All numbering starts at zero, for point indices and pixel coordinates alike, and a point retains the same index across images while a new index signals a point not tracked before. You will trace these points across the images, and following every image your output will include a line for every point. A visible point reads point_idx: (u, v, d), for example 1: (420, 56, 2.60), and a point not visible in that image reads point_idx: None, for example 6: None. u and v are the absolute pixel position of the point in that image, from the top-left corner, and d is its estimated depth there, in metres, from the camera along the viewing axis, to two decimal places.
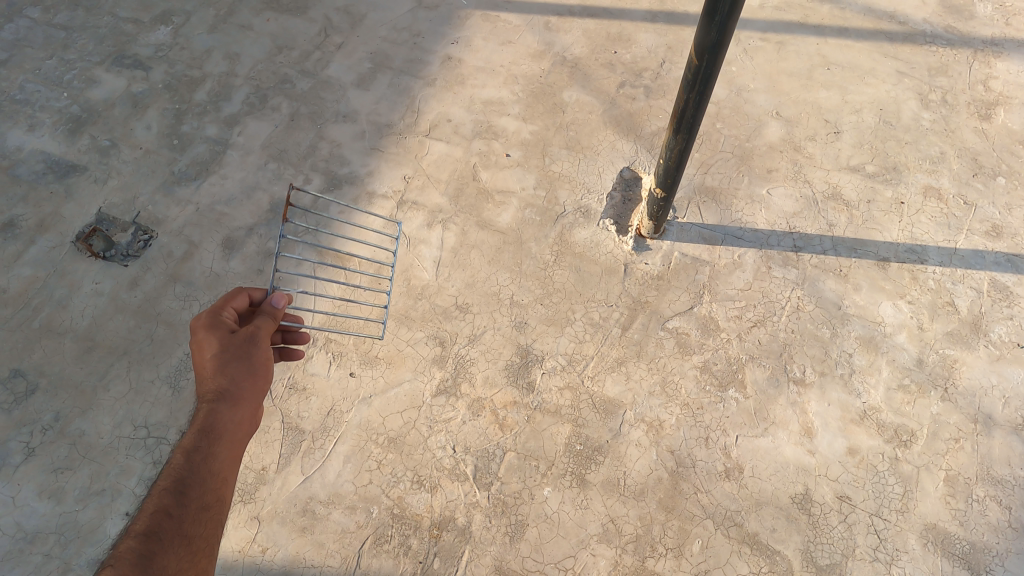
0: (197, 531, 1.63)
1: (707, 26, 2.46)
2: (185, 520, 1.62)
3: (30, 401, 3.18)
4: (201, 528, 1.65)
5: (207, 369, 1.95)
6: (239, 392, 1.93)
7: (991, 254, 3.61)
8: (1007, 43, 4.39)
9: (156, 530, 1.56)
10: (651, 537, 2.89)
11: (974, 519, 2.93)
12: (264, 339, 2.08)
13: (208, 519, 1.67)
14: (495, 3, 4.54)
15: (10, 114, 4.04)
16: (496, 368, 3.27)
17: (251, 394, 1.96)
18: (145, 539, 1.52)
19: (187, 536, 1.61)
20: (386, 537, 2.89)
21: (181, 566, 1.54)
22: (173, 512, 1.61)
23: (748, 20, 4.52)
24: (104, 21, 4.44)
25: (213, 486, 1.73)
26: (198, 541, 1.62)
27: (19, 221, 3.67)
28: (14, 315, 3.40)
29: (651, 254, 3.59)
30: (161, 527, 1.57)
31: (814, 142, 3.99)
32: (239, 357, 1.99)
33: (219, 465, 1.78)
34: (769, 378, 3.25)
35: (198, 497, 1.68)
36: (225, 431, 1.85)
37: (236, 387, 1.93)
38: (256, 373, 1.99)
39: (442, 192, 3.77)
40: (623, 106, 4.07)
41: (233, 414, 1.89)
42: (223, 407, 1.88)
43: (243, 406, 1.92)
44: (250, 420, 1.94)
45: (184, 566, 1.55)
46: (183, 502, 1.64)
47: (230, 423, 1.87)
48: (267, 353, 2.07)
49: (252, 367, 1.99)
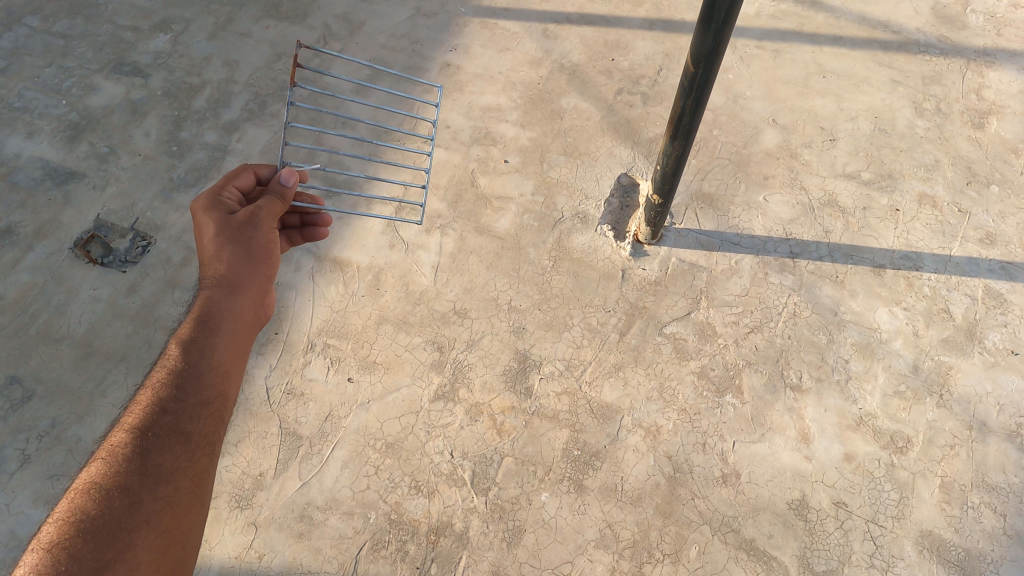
0: (194, 427, 1.78)
1: (704, 33, 2.48)
2: (182, 413, 1.78)
3: (26, 407, 3.17)
4: (199, 420, 1.81)
5: (210, 253, 2.10)
6: (238, 281, 2.07)
7: (986, 261, 3.63)
8: (999, 53, 4.43)
9: (152, 421, 1.73)
10: (649, 542, 2.89)
11: (970, 525, 2.94)
12: (266, 220, 2.16)
13: (207, 413, 1.83)
14: (494, 11, 4.57)
15: (9, 122, 4.04)
16: (494, 373, 3.27)
17: (250, 282, 2.10)
18: (142, 432, 1.70)
19: (184, 430, 1.76)
20: (384, 543, 2.89)
21: (180, 457, 1.73)
22: (170, 407, 1.77)
23: (744, 28, 4.55)
24: (103, 29, 4.45)
25: (212, 381, 1.89)
26: (196, 438, 1.77)
27: (17, 228, 3.67)
28: (12, 322, 3.39)
29: (649, 260, 3.60)
30: (158, 422, 1.73)
31: (810, 149, 4.01)
32: (240, 243, 2.11)
33: (217, 357, 1.94)
34: (766, 384, 3.26)
35: (195, 391, 1.84)
36: (224, 319, 2.01)
37: (233, 275, 2.07)
38: (255, 260, 2.13)
39: (441, 198, 3.78)
40: (620, 113, 4.10)
41: (230, 303, 2.04)
42: (220, 298, 2.03)
43: (241, 294, 2.07)
44: (251, 305, 2.10)
45: (183, 457, 1.73)
46: (180, 396, 1.80)
47: (228, 313, 2.02)
48: (269, 234, 2.17)
49: (250, 254, 2.12)
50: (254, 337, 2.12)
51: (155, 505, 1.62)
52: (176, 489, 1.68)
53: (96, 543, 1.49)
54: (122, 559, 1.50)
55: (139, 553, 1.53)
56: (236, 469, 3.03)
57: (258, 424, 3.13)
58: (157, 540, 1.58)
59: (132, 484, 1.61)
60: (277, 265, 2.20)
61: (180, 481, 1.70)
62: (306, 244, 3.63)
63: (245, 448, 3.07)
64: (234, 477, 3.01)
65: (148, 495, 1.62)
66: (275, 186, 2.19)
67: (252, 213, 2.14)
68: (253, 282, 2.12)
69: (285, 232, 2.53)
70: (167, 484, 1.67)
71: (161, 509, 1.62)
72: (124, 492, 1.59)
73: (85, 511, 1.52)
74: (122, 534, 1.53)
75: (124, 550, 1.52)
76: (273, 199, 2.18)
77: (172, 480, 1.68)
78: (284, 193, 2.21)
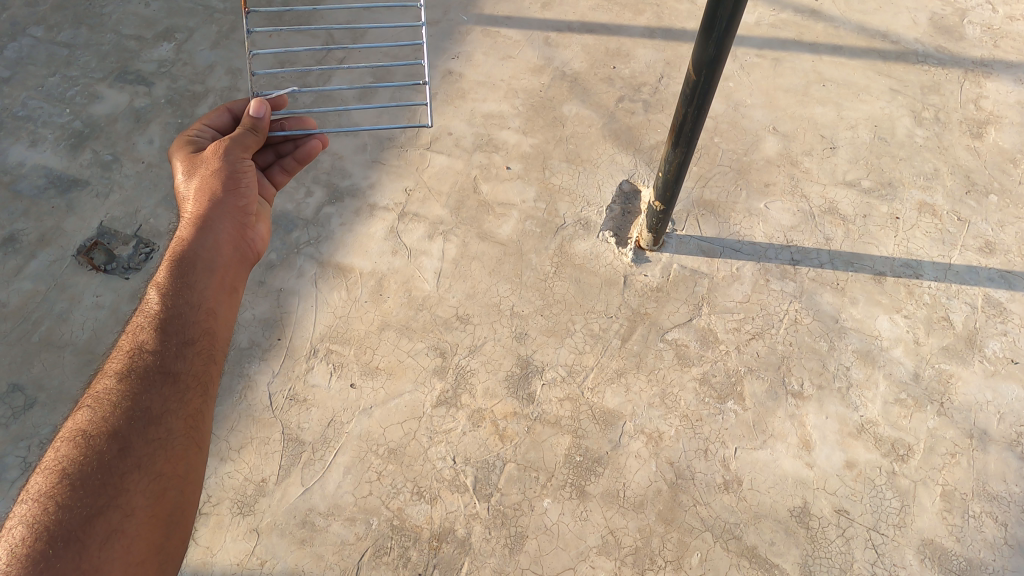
0: (181, 367, 1.78)
1: (705, 43, 2.50)
2: (166, 354, 1.78)
3: (29, 415, 3.17)
4: (185, 360, 1.79)
5: (184, 193, 2.14)
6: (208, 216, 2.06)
7: (985, 270, 3.64)
8: (997, 64, 4.47)
9: (135, 366, 1.73)
10: (651, 549, 2.89)
11: (971, 535, 2.93)
12: (233, 152, 2.18)
13: (193, 353, 1.82)
14: (496, 19, 4.60)
15: (12, 131, 4.06)
16: (496, 379, 3.27)
17: (221, 217, 2.09)
18: (126, 376, 1.70)
19: (170, 371, 1.76)
20: (386, 549, 2.88)
21: (169, 398, 1.71)
22: (152, 348, 1.77)
23: (745, 36, 4.58)
24: (107, 38, 4.48)
25: (196, 319, 1.87)
26: (185, 378, 1.76)
27: (20, 236, 3.68)
28: (14, 329, 3.39)
29: (651, 266, 3.62)
30: (142, 365, 1.74)
31: (810, 157, 4.04)
32: (207, 178, 2.13)
33: (198, 294, 1.92)
34: (767, 390, 3.26)
35: (177, 331, 1.83)
36: (200, 256, 1.99)
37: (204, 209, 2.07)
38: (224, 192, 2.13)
39: (443, 204, 3.80)
40: (622, 120, 4.12)
41: (204, 239, 2.02)
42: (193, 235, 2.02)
43: (214, 227, 2.06)
44: (227, 239, 2.08)
45: (173, 399, 1.72)
46: (162, 337, 1.80)
47: (203, 250, 2.00)
48: (238, 164, 2.19)
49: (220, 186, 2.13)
50: (241, 273, 2.10)
51: (148, 448, 1.62)
52: (168, 431, 1.67)
53: (86, 490, 1.50)
54: (115, 506, 1.50)
55: (133, 498, 1.53)
56: (238, 475, 3.02)
57: (261, 430, 3.13)
58: (151, 485, 1.57)
59: (121, 430, 1.61)
60: (251, 197, 2.20)
61: (172, 423, 1.68)
62: (309, 251, 3.64)
63: (248, 453, 3.07)
64: (236, 483, 3.00)
65: (138, 440, 1.62)
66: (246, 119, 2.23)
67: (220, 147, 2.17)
68: (225, 213, 2.11)
69: (277, 165, 2.49)
70: (157, 426, 1.66)
71: (154, 453, 1.62)
72: (112, 438, 1.59)
73: (72, 458, 1.53)
74: (113, 480, 1.53)
75: (117, 496, 1.52)
76: (242, 132, 2.21)
77: (163, 422, 1.67)
78: (257, 126, 2.24)
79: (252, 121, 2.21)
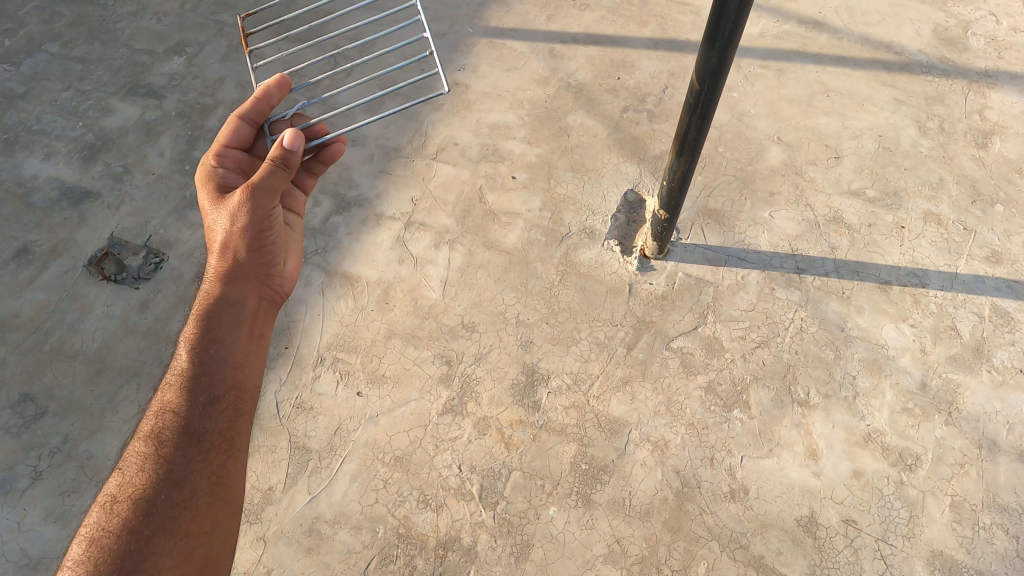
0: (207, 427, 1.79)
1: (709, 51, 2.52)
2: (192, 415, 1.80)
3: (40, 424, 3.19)
4: (211, 419, 1.80)
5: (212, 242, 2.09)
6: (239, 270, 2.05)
7: (992, 280, 3.64)
8: (1001, 75, 4.48)
9: (165, 431, 1.77)
10: (657, 558, 2.88)
11: (982, 546, 2.91)
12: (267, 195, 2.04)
13: (217, 411, 1.82)
14: (501, 32, 4.65)
15: (26, 144, 4.12)
16: (501, 387, 3.28)
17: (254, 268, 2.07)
18: (154, 440, 1.75)
19: (196, 432, 1.77)
20: (392, 558, 2.88)
21: (193, 460, 1.74)
22: (179, 411, 1.80)
23: (748, 48, 4.62)
24: (120, 53, 4.55)
25: (223, 376, 1.88)
26: (209, 437, 1.78)
27: (33, 247, 3.72)
28: (26, 339, 3.42)
29: (656, 275, 3.63)
30: (168, 427, 1.77)
31: (815, 166, 4.05)
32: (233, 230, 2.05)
33: (225, 349, 1.92)
34: (773, 399, 3.26)
35: (204, 390, 1.84)
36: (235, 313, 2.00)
37: (236, 265, 2.06)
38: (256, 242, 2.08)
39: (449, 213, 3.83)
40: (627, 130, 4.15)
41: (233, 293, 2.02)
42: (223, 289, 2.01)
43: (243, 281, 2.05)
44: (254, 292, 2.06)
45: (196, 459, 1.74)
46: (187, 398, 1.82)
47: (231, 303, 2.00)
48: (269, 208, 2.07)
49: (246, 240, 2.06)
50: (271, 320, 2.12)
51: (172, 509, 1.65)
52: (193, 491, 1.69)
53: (111, 555, 1.54)
54: (140, 568, 1.54)
55: (159, 560, 1.56)
56: (245, 484, 3.03)
57: (268, 438, 3.15)
58: (177, 545, 1.59)
59: (147, 495, 1.66)
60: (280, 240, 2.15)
61: (196, 483, 1.71)
62: (317, 260, 3.67)
63: (255, 462, 3.08)
64: (244, 491, 3.02)
65: (162, 503, 1.65)
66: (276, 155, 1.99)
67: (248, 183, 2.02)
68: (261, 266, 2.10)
69: (305, 170, 2.51)
70: (181, 488, 1.69)
71: (177, 513, 1.64)
72: (137, 503, 1.64)
73: (101, 525, 1.60)
74: (138, 543, 1.57)
75: (143, 559, 1.55)
76: (271, 170, 2.01)
77: (187, 484, 1.70)
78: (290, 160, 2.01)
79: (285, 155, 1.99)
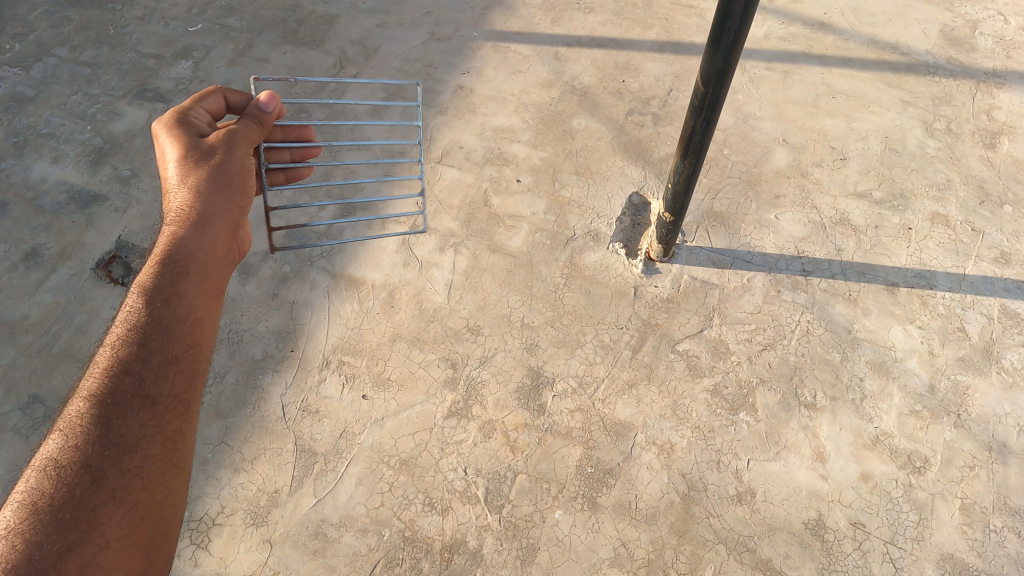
0: (162, 388, 1.72)
1: (713, 54, 2.52)
2: (146, 374, 1.71)
3: (48, 426, 3.21)
4: (167, 378, 1.74)
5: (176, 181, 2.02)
6: (208, 213, 2.00)
7: (1001, 281, 3.61)
8: (1008, 75, 4.46)
9: (114, 388, 1.66)
10: (664, 561, 2.86)
11: (992, 549, 2.88)
12: (240, 145, 2.11)
13: (175, 371, 1.76)
14: (506, 35, 4.67)
15: (36, 148, 4.15)
16: (507, 390, 3.28)
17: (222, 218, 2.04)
18: (102, 399, 1.63)
19: (150, 393, 1.70)
20: (397, 561, 2.88)
21: (146, 422, 1.66)
22: (134, 369, 1.70)
23: (754, 50, 4.61)
24: (128, 57, 4.59)
25: (181, 333, 1.82)
26: (163, 398, 1.71)
27: (42, 250, 3.75)
28: (35, 340, 3.45)
29: (660, 277, 3.63)
30: (120, 385, 1.67)
31: (821, 168, 4.04)
32: (211, 168, 2.05)
33: (186, 305, 1.87)
34: (780, 402, 3.25)
35: (161, 348, 1.77)
36: (197, 263, 1.94)
37: (205, 211, 2.00)
38: (229, 188, 2.07)
39: (454, 217, 3.84)
40: (632, 132, 4.15)
41: (200, 239, 1.96)
42: (184, 236, 1.94)
43: (213, 227, 2.00)
44: (222, 241, 2.02)
45: (149, 422, 1.66)
46: (144, 355, 1.73)
47: (197, 251, 1.95)
48: (244, 158, 2.12)
49: (221, 182, 2.06)
50: (227, 276, 2.06)
51: (123, 478, 1.56)
52: (145, 457, 1.62)
53: (57, 524, 1.43)
54: (87, 540, 1.44)
55: (108, 531, 1.48)
56: (251, 487, 3.04)
57: (274, 441, 3.15)
58: (127, 515, 1.53)
59: (95, 460, 1.55)
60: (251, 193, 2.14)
61: (149, 448, 1.64)
62: (322, 263, 3.69)
63: (261, 465, 3.10)
64: (250, 494, 3.03)
65: (112, 469, 1.56)
66: (253, 113, 2.18)
67: (221, 135, 2.09)
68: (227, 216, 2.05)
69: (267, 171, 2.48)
70: (134, 453, 1.61)
71: (130, 481, 1.57)
72: (86, 468, 1.53)
73: (44, 493, 1.46)
74: (86, 514, 1.47)
75: (89, 530, 1.46)
76: (247, 124, 2.15)
77: (139, 449, 1.62)
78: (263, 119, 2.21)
79: (259, 114, 2.18)
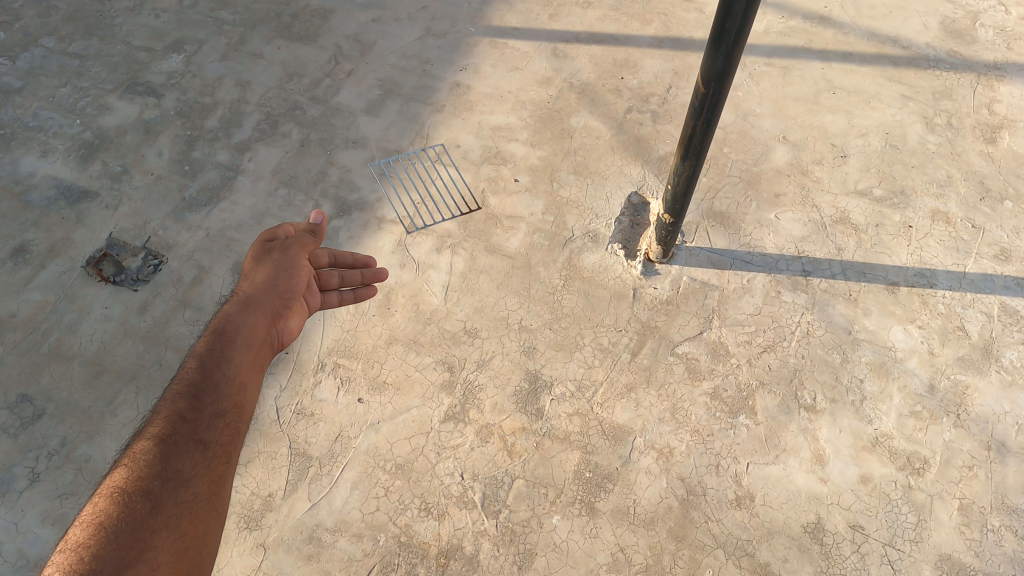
0: (213, 436, 1.80)
1: (714, 55, 2.46)
2: (199, 423, 1.80)
3: (37, 426, 3.17)
4: (217, 429, 1.83)
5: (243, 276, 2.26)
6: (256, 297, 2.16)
7: (1001, 278, 3.58)
8: (1009, 68, 4.41)
9: (174, 429, 1.75)
10: (661, 566, 2.84)
11: (990, 550, 2.87)
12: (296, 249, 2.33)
13: (223, 424, 1.84)
14: (504, 30, 4.60)
15: (24, 142, 4.09)
16: (504, 394, 3.25)
17: (268, 303, 2.17)
18: (162, 439, 1.72)
19: (202, 439, 1.78)
20: (392, 566, 2.85)
21: (198, 464, 1.73)
22: (188, 416, 1.80)
23: (754, 45, 4.55)
24: (118, 50, 4.51)
25: (229, 392, 1.91)
26: (214, 446, 1.79)
27: (30, 246, 3.70)
28: (24, 339, 3.40)
29: (659, 279, 3.59)
30: (178, 428, 1.76)
31: (821, 166, 3.99)
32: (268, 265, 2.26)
33: (233, 368, 1.97)
34: (779, 404, 3.22)
35: (213, 402, 1.86)
36: (244, 337, 2.05)
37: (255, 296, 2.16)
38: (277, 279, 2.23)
39: (451, 217, 3.79)
40: (630, 130, 4.10)
41: (246, 317, 2.10)
42: (236, 314, 2.10)
43: (258, 308, 2.14)
44: (268, 321, 2.14)
45: (201, 463, 1.73)
46: (198, 406, 1.83)
47: (243, 327, 2.08)
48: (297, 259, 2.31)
49: (272, 274, 2.23)
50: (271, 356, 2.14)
51: (175, 509, 1.60)
52: (195, 494, 1.66)
53: (117, 541, 1.46)
54: (143, 559, 1.46)
55: (160, 554, 1.49)
56: (245, 490, 3.01)
57: (268, 445, 3.12)
58: (177, 543, 1.54)
59: (153, 489, 1.60)
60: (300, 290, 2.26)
61: (199, 487, 1.68)
62: None
63: (254, 469, 3.06)
64: (243, 498, 2.99)
65: (168, 499, 1.61)
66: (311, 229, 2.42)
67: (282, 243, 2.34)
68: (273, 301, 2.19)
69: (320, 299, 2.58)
70: (186, 488, 1.66)
71: (181, 513, 1.60)
72: (145, 495, 1.58)
73: (111, 514, 1.51)
74: (143, 536, 1.50)
75: (145, 551, 1.48)
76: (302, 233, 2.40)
77: (191, 485, 1.67)
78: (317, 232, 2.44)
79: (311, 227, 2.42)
